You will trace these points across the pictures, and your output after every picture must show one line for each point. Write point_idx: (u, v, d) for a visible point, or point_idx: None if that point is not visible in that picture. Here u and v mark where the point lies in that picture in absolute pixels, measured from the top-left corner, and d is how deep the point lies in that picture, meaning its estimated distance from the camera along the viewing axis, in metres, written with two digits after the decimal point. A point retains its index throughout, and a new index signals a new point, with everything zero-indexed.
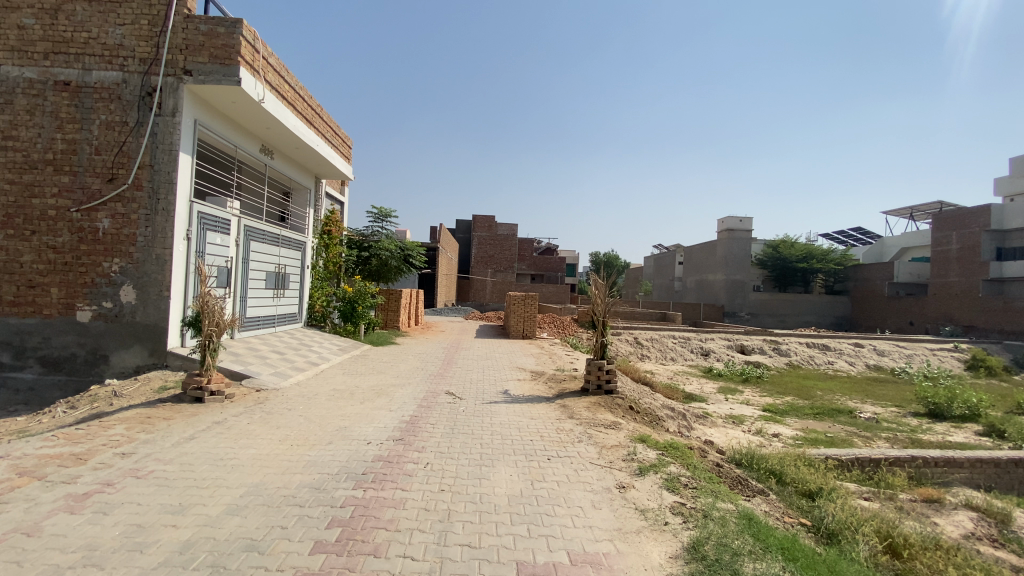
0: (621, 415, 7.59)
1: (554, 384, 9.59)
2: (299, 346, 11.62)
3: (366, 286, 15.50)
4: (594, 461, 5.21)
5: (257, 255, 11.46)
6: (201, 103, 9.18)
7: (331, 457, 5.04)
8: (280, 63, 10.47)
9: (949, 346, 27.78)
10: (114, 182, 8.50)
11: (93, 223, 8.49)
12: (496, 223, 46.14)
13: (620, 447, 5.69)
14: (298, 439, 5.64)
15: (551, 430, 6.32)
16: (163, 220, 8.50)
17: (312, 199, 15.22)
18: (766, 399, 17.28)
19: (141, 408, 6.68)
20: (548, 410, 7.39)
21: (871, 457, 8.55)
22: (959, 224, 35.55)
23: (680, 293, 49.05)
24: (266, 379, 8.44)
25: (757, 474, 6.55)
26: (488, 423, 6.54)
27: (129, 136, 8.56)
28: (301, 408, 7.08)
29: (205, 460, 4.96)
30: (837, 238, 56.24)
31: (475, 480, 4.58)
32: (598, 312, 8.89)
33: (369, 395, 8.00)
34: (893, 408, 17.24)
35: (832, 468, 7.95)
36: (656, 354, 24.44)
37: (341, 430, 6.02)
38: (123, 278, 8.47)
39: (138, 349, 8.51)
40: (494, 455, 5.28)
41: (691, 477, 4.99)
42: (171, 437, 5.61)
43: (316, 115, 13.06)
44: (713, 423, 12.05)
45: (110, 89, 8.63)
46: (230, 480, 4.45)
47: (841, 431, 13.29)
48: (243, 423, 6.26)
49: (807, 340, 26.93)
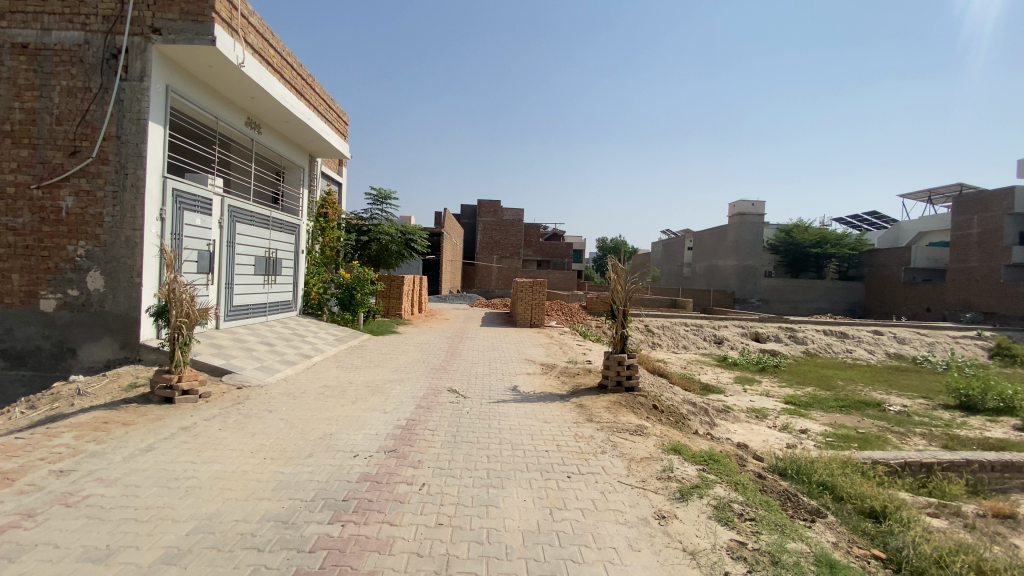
0: (645, 416, 6.69)
1: (568, 379, 8.76)
2: (292, 337, 10.78)
3: (365, 272, 14.47)
4: (623, 480, 4.33)
5: (242, 238, 10.58)
6: (174, 68, 8.25)
7: (307, 476, 4.18)
8: (262, 24, 9.52)
9: (973, 334, 26.67)
10: (76, 155, 7.62)
11: (56, 202, 7.63)
12: (502, 207, 44.96)
13: (653, 461, 4.80)
14: (274, 451, 4.79)
15: (569, 437, 5.44)
16: (132, 197, 7.62)
17: (306, 178, 14.27)
18: (787, 391, 16.36)
19: (101, 410, 5.87)
20: (564, 412, 6.51)
21: (923, 461, 7.71)
22: (981, 207, 34.11)
23: (690, 279, 47.99)
24: (249, 375, 7.59)
25: (807, 487, 5.68)
26: (496, 429, 5.66)
27: (92, 103, 7.66)
28: (284, 409, 6.23)
29: (155, 480, 4.12)
30: (850, 223, 54.84)
31: (481, 509, 3.72)
32: (618, 300, 7.97)
33: (362, 394, 7.14)
34: (921, 400, 16.29)
35: (882, 475, 7.09)
36: (668, 342, 23.55)
37: (325, 438, 5.16)
38: (89, 263, 7.62)
39: (109, 343, 7.67)
40: (505, 472, 4.41)
41: (744, 503, 4.08)
42: (123, 449, 4.77)
43: (306, 85, 12.08)
44: (737, 418, 11.20)
45: (71, 51, 7.71)
46: (178, 510, 3.60)
47: (872, 427, 12.37)
48: (213, 429, 5.42)
49: (825, 328, 25.95)
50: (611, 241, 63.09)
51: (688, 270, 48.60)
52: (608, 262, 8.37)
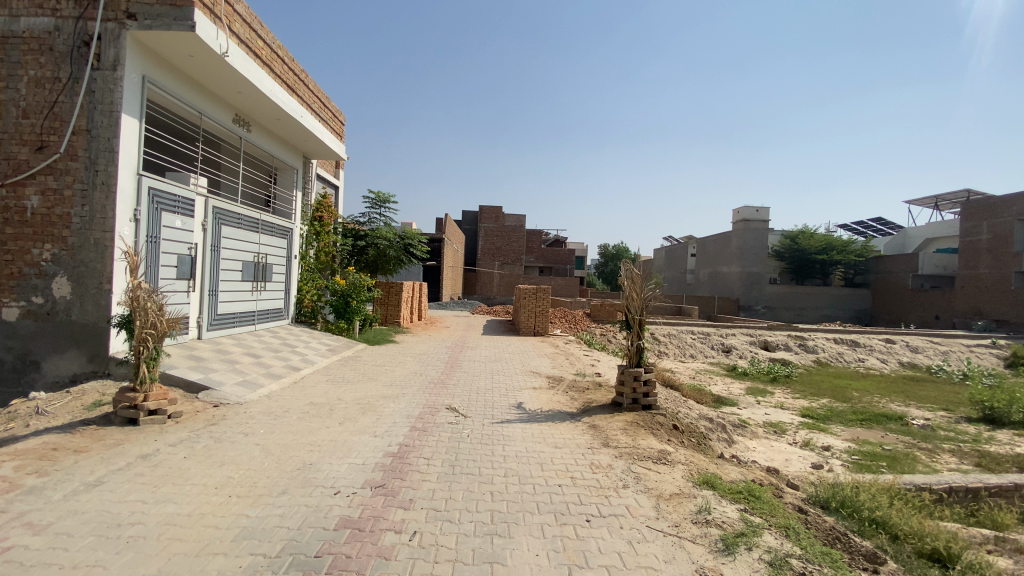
0: (667, 439, 5.97)
1: (577, 395, 8.06)
2: (281, 347, 10.09)
3: (361, 278, 13.78)
4: (653, 525, 3.64)
5: (228, 242, 9.94)
6: (151, 57, 7.63)
7: (275, 523, 3.49)
8: (249, 13, 8.95)
9: (987, 342, 25.93)
10: (43, 150, 6.99)
11: (20, 201, 6.99)
12: (504, 214, 44.33)
13: (685, 498, 4.11)
14: (243, 487, 4.11)
15: (584, 467, 4.75)
16: (103, 196, 6.98)
17: (300, 181, 13.68)
18: (802, 402, 15.57)
19: (55, 434, 5.19)
20: (575, 434, 5.81)
21: (968, 486, 7.05)
22: (989, 213, 33.27)
23: (693, 286, 47.33)
24: (229, 391, 6.90)
25: (857, 522, 4.99)
26: (499, 457, 4.97)
27: (61, 95, 7.03)
28: (261, 432, 5.54)
29: (94, 528, 3.43)
30: (855, 230, 54.30)
31: (484, 568, 3.03)
32: (634, 309, 7.32)
33: (352, 413, 6.46)
34: (941, 412, 15.50)
35: (929, 504, 6.40)
36: (675, 351, 22.84)
37: (305, 469, 4.48)
38: (56, 268, 6.97)
39: (76, 355, 6.99)
40: (511, 516, 3.71)
41: (803, 556, 3.39)
42: (66, 485, 4.09)
43: (298, 81, 11.52)
44: (755, 434, 10.50)
45: (40, 39, 7.10)
46: (110, 572, 2.91)
47: (897, 444, 11.59)
48: (177, 457, 4.73)
49: (835, 336, 25.22)
50: (614, 246, 62.48)
51: (692, 277, 47.94)
52: (624, 268, 7.70)
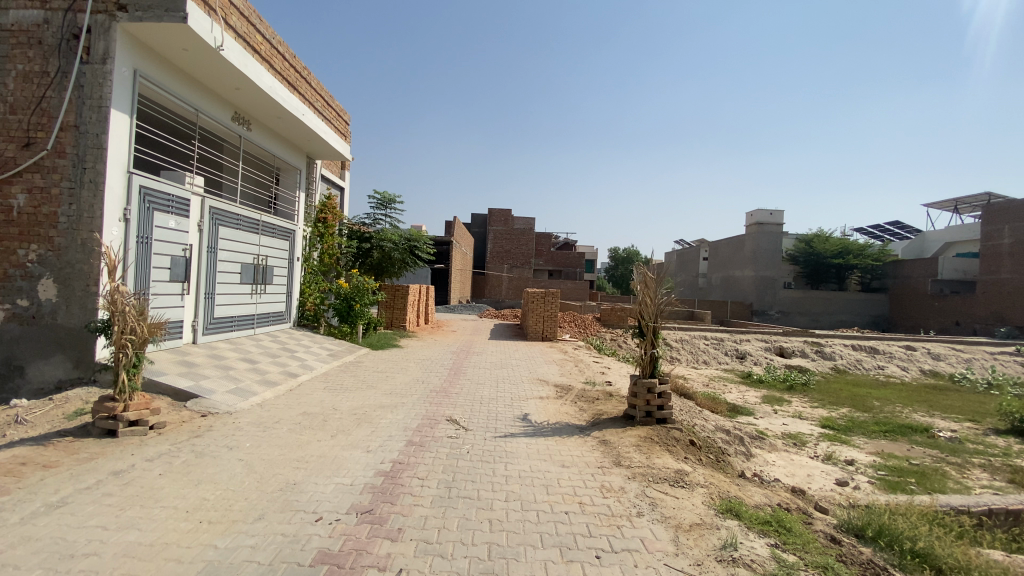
0: (683, 457, 5.51)
1: (586, 405, 7.62)
2: (279, 352, 9.75)
3: (365, 281, 13.41)
4: (672, 565, 3.19)
5: (227, 243, 9.64)
6: (143, 51, 7.37)
7: (245, 556, 3.10)
8: (246, 6, 8.65)
9: (1011, 351, 24.97)
10: (30, 147, 6.70)
11: (7, 200, 6.71)
12: (513, 217, 43.99)
13: (706, 531, 3.66)
14: (217, 511, 3.73)
15: (594, 491, 4.31)
16: (90, 194, 6.68)
17: (304, 181, 13.36)
18: (821, 412, 14.94)
19: (26, 446, 4.85)
20: (584, 452, 5.38)
21: (1008, 508, 6.48)
22: (1011, 217, 32.21)
23: (706, 290, 46.67)
24: (219, 400, 6.53)
25: (897, 555, 4.45)
26: (501, 477, 4.55)
27: (49, 90, 6.76)
28: (247, 445, 5.17)
29: (43, 559, 3.05)
30: (872, 234, 53.15)
31: None
32: (648, 315, 6.87)
33: (346, 424, 6.07)
34: (968, 423, 14.75)
35: (968, 528, 5.85)
36: (688, 357, 22.29)
37: (287, 491, 4.10)
38: (42, 269, 6.68)
39: (62, 361, 6.70)
40: (511, 550, 3.29)
41: None
42: (26, 506, 3.72)
43: (299, 79, 11.23)
44: (774, 446, 9.95)
45: (29, 32, 6.84)
46: None
47: (924, 458, 10.95)
48: (152, 474, 4.37)
49: (853, 343, 24.48)
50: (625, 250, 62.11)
51: (704, 281, 47.31)
52: (636, 271, 7.26)
